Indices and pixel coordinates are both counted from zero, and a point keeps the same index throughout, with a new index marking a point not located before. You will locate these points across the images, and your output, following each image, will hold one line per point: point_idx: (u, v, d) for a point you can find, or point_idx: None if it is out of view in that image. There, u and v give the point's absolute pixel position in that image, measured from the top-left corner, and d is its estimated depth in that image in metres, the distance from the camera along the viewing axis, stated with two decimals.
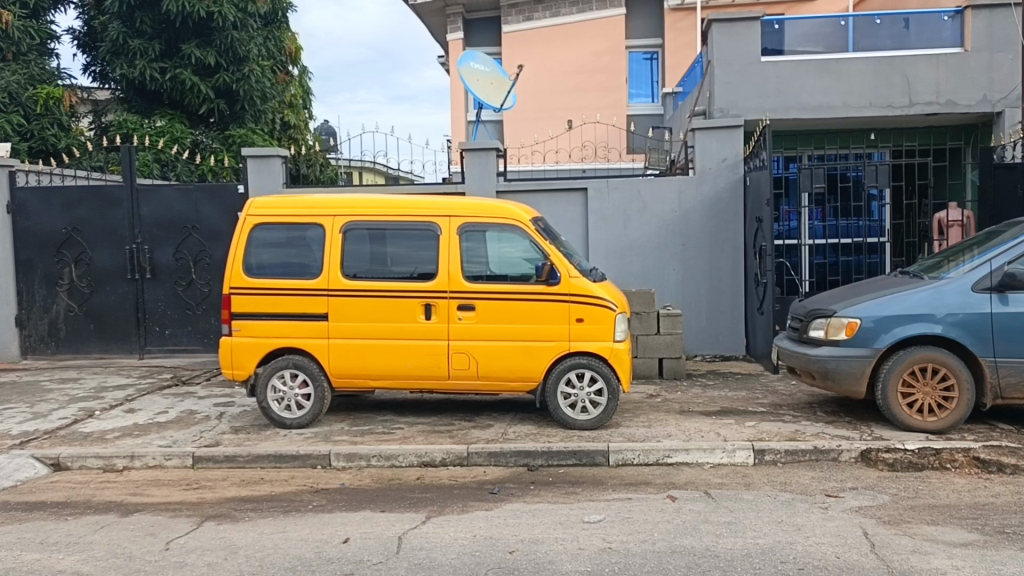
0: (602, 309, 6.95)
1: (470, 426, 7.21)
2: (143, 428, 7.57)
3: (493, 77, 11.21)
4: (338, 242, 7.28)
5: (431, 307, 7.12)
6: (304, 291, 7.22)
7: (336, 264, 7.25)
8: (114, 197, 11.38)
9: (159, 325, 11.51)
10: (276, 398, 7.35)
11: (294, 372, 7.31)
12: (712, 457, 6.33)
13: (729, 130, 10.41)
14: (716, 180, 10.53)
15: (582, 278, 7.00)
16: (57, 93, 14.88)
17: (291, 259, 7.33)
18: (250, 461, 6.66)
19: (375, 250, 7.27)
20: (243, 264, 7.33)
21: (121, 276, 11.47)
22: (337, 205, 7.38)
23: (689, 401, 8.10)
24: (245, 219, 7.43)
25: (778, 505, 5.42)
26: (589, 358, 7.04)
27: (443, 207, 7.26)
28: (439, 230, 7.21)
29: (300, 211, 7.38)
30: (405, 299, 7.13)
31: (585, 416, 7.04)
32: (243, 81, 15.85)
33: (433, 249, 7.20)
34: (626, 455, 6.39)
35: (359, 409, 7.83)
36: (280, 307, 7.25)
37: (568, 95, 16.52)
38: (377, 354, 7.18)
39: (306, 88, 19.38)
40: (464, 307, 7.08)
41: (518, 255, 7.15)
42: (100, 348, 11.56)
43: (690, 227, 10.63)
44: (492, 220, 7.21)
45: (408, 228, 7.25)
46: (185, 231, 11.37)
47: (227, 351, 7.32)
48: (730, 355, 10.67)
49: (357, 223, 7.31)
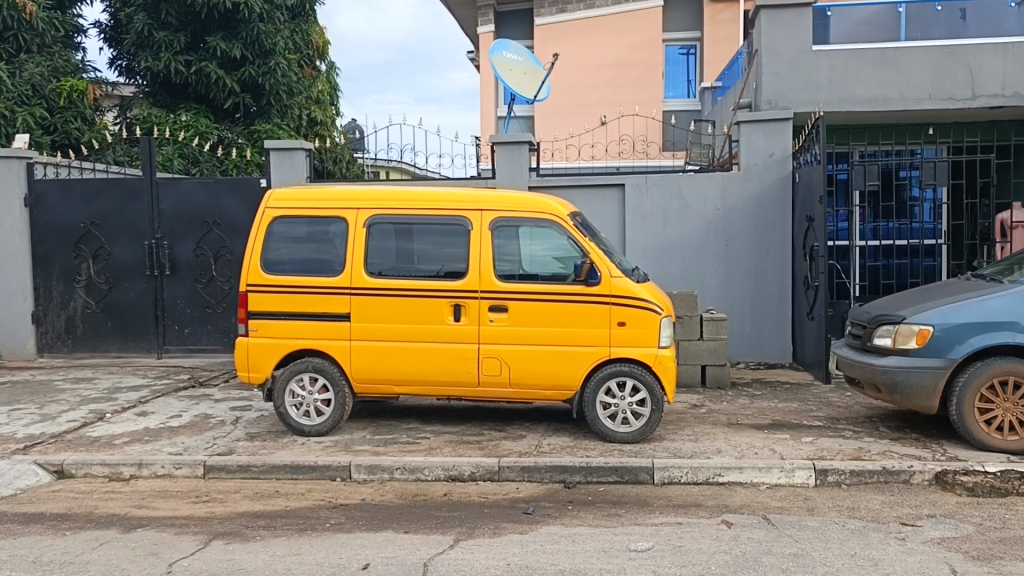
0: (645, 312, 6.39)
1: (501, 437, 6.68)
2: (154, 433, 7.13)
3: (526, 67, 10.66)
4: (361, 237, 6.79)
5: (460, 308, 6.61)
6: (325, 290, 6.76)
7: (359, 260, 6.76)
8: (133, 189, 11.01)
9: (178, 324, 11.11)
10: (294, 404, 6.88)
11: (313, 375, 6.83)
12: (768, 477, 5.76)
13: (778, 123, 9.81)
14: (762, 176, 9.92)
15: (624, 277, 6.45)
16: (81, 85, 14.57)
17: (312, 255, 6.85)
18: (264, 471, 6.18)
19: (401, 246, 6.77)
20: (261, 260, 6.88)
21: (140, 272, 11.09)
22: (360, 198, 6.89)
23: (737, 412, 7.50)
24: (264, 212, 6.97)
25: (848, 534, 4.83)
26: (631, 365, 6.48)
27: (474, 200, 6.74)
28: (470, 225, 6.69)
29: (321, 203, 6.90)
30: (432, 299, 6.63)
31: (626, 428, 6.47)
32: (269, 75, 15.45)
33: (463, 246, 6.69)
34: (673, 473, 5.83)
35: (382, 416, 7.34)
36: (299, 306, 6.78)
37: (602, 90, 15.99)
38: (402, 358, 6.68)
39: (334, 85, 19.00)
40: (496, 308, 6.56)
41: (554, 253, 6.62)
42: (118, 346, 11.19)
43: (734, 226, 10.03)
44: (526, 215, 6.67)
45: (436, 223, 6.74)
46: (205, 226, 10.96)
47: (243, 352, 6.86)
48: (775, 363, 10.05)
49: (381, 217, 6.81)
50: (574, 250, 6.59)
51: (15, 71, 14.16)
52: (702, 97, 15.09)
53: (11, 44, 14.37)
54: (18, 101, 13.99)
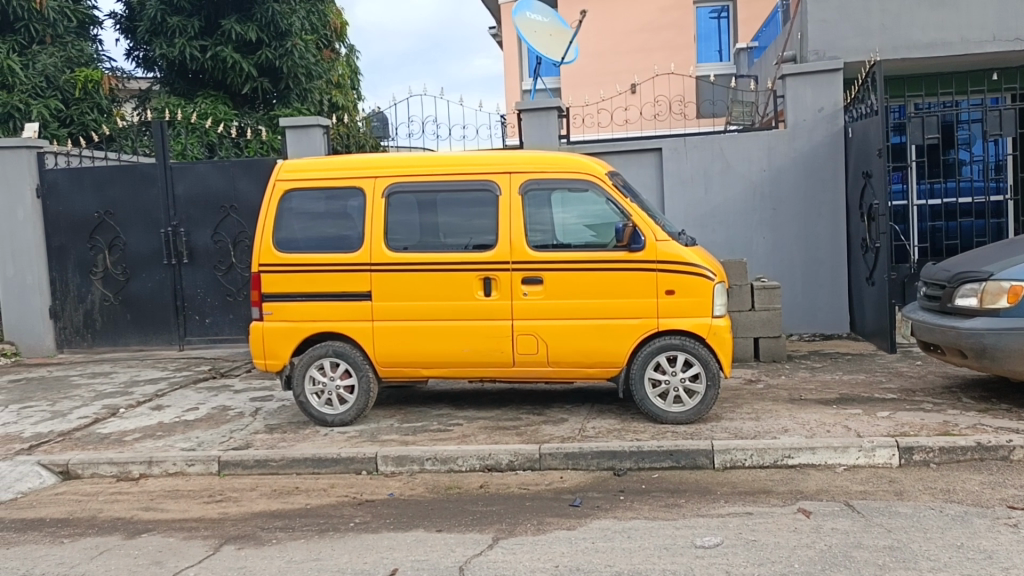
0: (697, 278, 5.73)
1: (540, 422, 6.09)
2: (168, 428, 6.64)
3: (552, 28, 9.99)
4: (380, 209, 6.21)
5: (491, 282, 6.01)
6: (343, 268, 6.20)
7: (379, 234, 6.19)
8: (147, 175, 10.55)
9: (199, 314, 10.65)
10: (314, 392, 6.33)
11: (334, 360, 6.27)
12: (845, 458, 5.12)
13: (828, 75, 9.07)
14: (812, 133, 9.19)
15: (671, 242, 5.79)
16: (96, 75, 13.78)
17: (328, 231, 6.30)
18: (283, 466, 5.65)
19: (425, 217, 6.18)
20: (274, 238, 6.33)
21: (158, 262, 10.65)
22: (377, 165, 6.29)
23: (799, 387, 6.83)
24: (275, 186, 6.41)
25: (948, 521, 4.17)
26: (683, 337, 5.82)
27: (501, 162, 6.11)
28: (499, 190, 6.07)
29: (335, 173, 6.32)
30: (460, 273, 6.04)
31: (678, 408, 5.81)
32: (287, 57, 14.87)
33: (492, 213, 6.08)
34: (736, 456, 5.20)
35: (410, 402, 6.77)
36: (317, 286, 6.23)
37: (629, 56, 15.29)
38: (429, 339, 6.10)
39: (354, 68, 18.45)
40: (530, 281, 5.94)
41: (592, 219, 5.98)
42: (138, 339, 10.78)
43: (782, 188, 9.31)
44: (559, 176, 6.03)
45: (460, 189, 6.13)
46: (222, 211, 10.47)
47: (258, 339, 6.32)
48: (831, 334, 9.33)
49: (401, 185, 6.22)
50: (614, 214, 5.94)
51: (28, 63, 13.49)
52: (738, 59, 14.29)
53: (22, 35, 13.67)
54: (32, 94, 13.40)
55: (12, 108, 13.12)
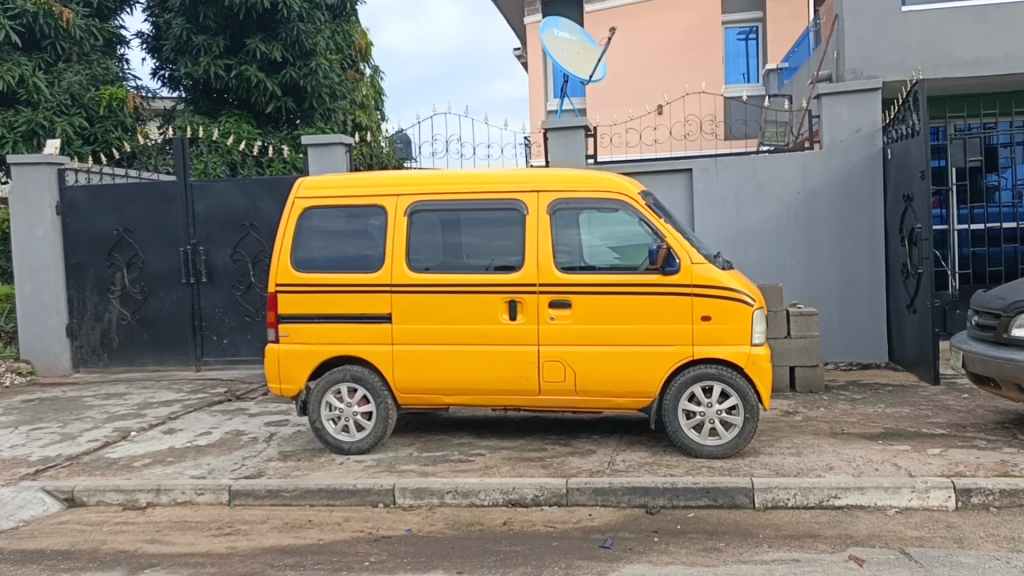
0: (734, 304, 5.42)
1: (567, 453, 5.77)
2: (179, 453, 6.40)
3: (580, 46, 9.77)
4: (402, 227, 5.96)
5: (516, 305, 5.72)
6: (362, 288, 5.95)
7: (401, 254, 5.94)
8: (167, 193, 10.41)
9: (217, 334, 10.45)
10: (331, 418, 6.06)
11: (351, 386, 6.00)
12: (897, 500, 4.77)
13: (865, 93, 8.75)
14: (848, 153, 8.86)
15: (707, 264, 5.49)
16: (121, 93, 13.59)
17: (347, 250, 6.06)
18: (297, 497, 5.37)
19: (448, 236, 5.93)
20: (291, 257, 6.10)
21: (176, 281, 10.48)
22: (399, 182, 6.05)
23: (840, 420, 6.47)
24: (293, 203, 6.19)
25: (1016, 573, 3.81)
26: (719, 366, 5.50)
27: (528, 180, 5.84)
28: (525, 209, 5.80)
29: (356, 190, 6.09)
30: (483, 295, 5.76)
31: (714, 441, 5.47)
32: (311, 76, 14.65)
33: (518, 233, 5.81)
34: (778, 495, 4.85)
35: (430, 430, 6.48)
36: (335, 308, 5.99)
37: (657, 76, 15.05)
38: (451, 364, 5.81)
39: (378, 88, 18.35)
40: (558, 304, 5.66)
41: (622, 240, 5.69)
42: (154, 359, 10.60)
43: (817, 211, 8.98)
44: (589, 195, 5.75)
45: (485, 208, 5.86)
46: (242, 230, 10.30)
47: (273, 362, 6.07)
48: (870, 363, 8.95)
49: (424, 204, 5.97)
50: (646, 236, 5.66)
51: (54, 81, 13.33)
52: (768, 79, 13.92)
53: (49, 53, 13.47)
54: (56, 112, 13.21)
55: (36, 125, 12.96)
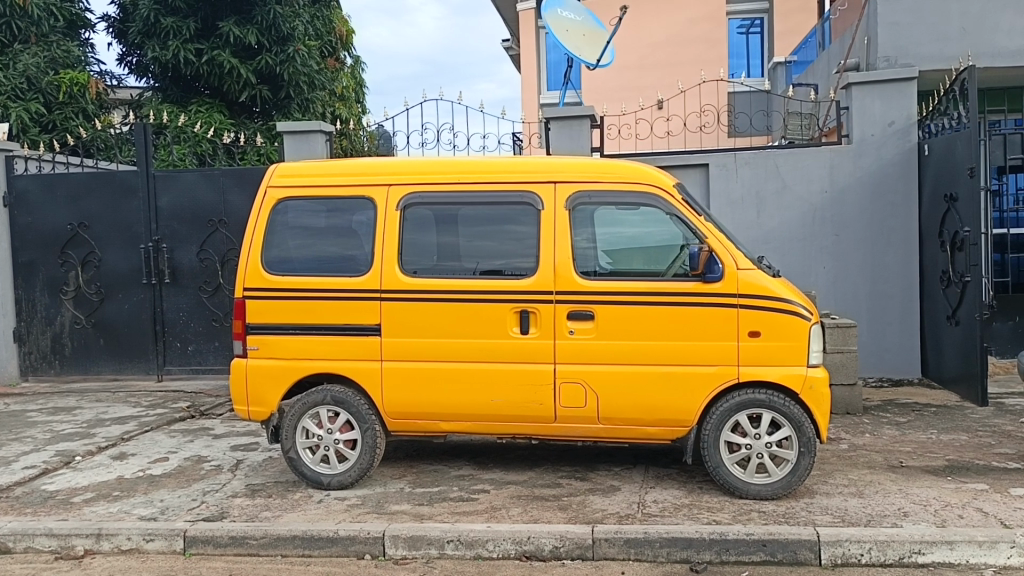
0: (789, 318, 4.59)
1: (586, 491, 4.91)
2: (129, 485, 5.47)
3: (585, 28, 8.93)
4: (393, 223, 5.07)
5: (529, 316, 4.86)
6: (346, 295, 5.07)
7: (392, 255, 5.05)
8: (127, 184, 9.42)
9: (181, 341, 9.49)
10: (308, 446, 5.16)
11: (333, 410, 5.10)
12: (992, 557, 3.95)
13: (900, 85, 8.05)
14: (880, 150, 8.15)
15: (756, 270, 4.65)
16: (82, 77, 12.47)
17: (330, 249, 5.18)
18: (266, 546, 4.47)
19: (448, 235, 5.05)
20: (264, 257, 5.21)
21: (136, 281, 9.52)
22: (391, 170, 5.15)
23: (892, 449, 5.68)
24: (266, 194, 5.28)
25: None
26: (770, 392, 4.65)
27: (542, 170, 4.96)
28: (527, 205, 4.95)
29: (340, 179, 5.19)
30: (491, 304, 4.89)
31: (761, 479, 4.64)
32: (288, 63, 13.59)
33: (530, 231, 4.93)
34: (849, 551, 4.02)
35: (423, 459, 5.59)
36: (313, 318, 5.10)
37: (658, 69, 14.27)
38: (451, 385, 4.94)
39: (359, 80, 17.40)
40: (579, 316, 4.80)
41: (647, 241, 4.84)
42: (112, 368, 9.63)
43: (845, 212, 8.26)
44: (615, 188, 4.88)
45: (491, 201, 4.98)
46: (210, 225, 9.33)
47: (241, 379, 5.18)
48: (901, 379, 8.23)
49: (419, 196, 5.07)
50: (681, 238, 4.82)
51: (8, 63, 12.16)
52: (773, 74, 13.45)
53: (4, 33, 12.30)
54: (11, 96, 11.98)
55: None
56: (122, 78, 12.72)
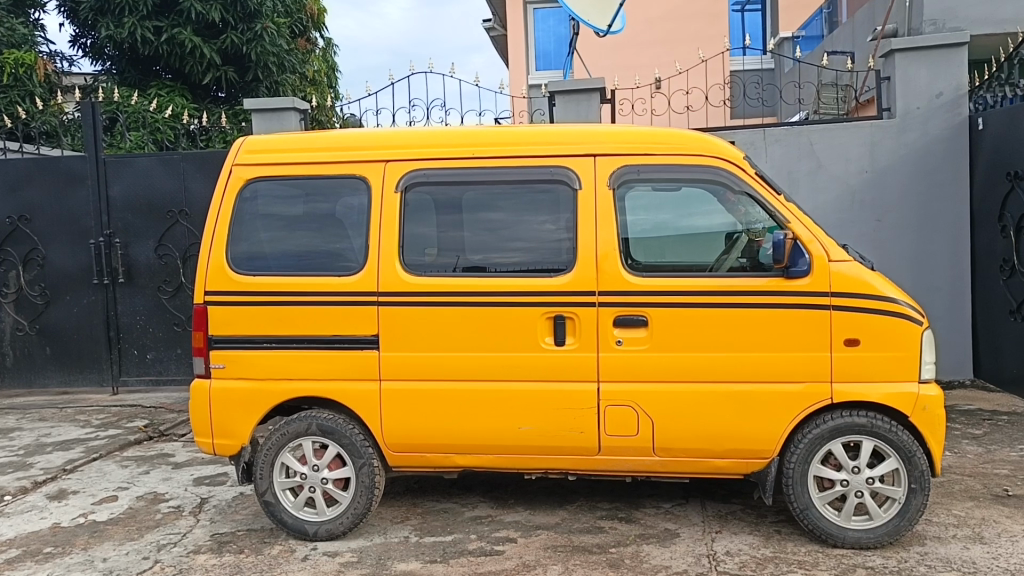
0: (896, 322, 3.66)
1: (638, 540, 3.96)
2: (66, 535, 4.42)
3: None
4: (392, 210, 4.07)
5: (565, 323, 3.89)
6: (333, 300, 4.06)
7: (392, 248, 4.05)
8: (73, 171, 8.28)
9: (138, 348, 8.39)
10: (288, 488, 4.15)
11: (319, 442, 4.11)
12: None
13: (949, 51, 7.15)
14: (927, 124, 7.27)
15: (852, 263, 3.71)
16: (29, 58, 11.17)
17: (314, 243, 4.18)
18: None
19: (454, 224, 4.07)
20: (230, 253, 4.19)
21: (86, 281, 8.39)
22: (386, 142, 4.13)
23: (985, 473, 4.79)
24: (231, 174, 4.25)
25: None
26: (871, 415, 3.72)
27: (578, 140, 3.96)
28: (510, 184, 4.00)
29: (324, 154, 4.18)
30: (518, 309, 3.91)
31: (861, 522, 3.73)
32: (255, 42, 12.33)
33: (564, 216, 3.96)
34: None
35: (429, 497, 4.60)
36: (293, 329, 4.10)
37: (653, 47, 13.35)
38: (468, 410, 3.96)
39: (331, 63, 16.27)
40: (627, 322, 3.84)
41: (693, 227, 3.91)
42: (60, 380, 8.52)
43: (887, 194, 7.38)
44: (673, 162, 3.90)
45: (511, 180, 3.99)
46: (170, 217, 8.23)
47: (203, 405, 4.16)
48: (951, 380, 7.39)
49: (426, 173, 4.06)
50: (734, 222, 3.89)
51: None
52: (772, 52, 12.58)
53: None
54: None
55: None
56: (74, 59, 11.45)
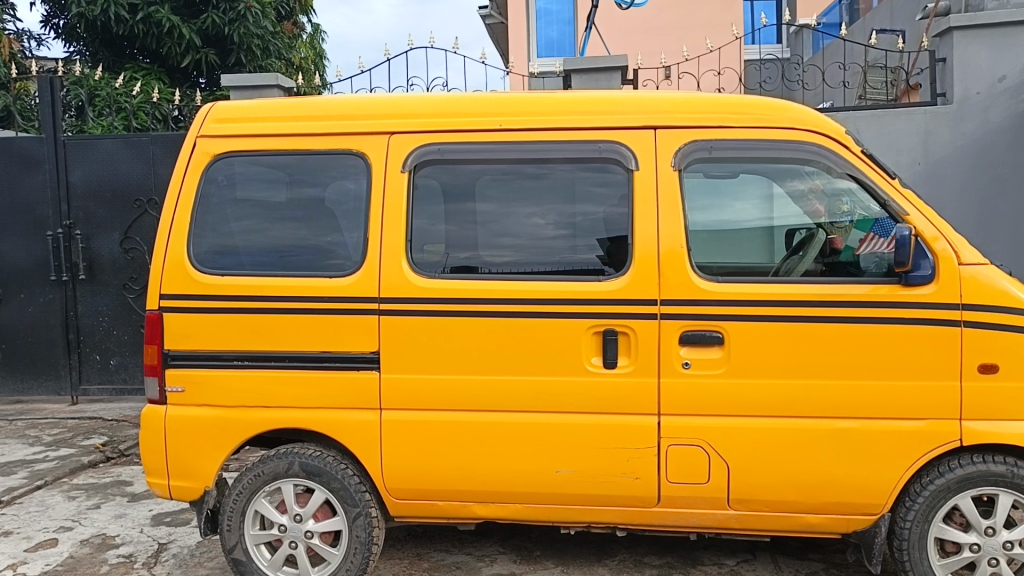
0: None
1: None
2: None
3: None
4: (397, 195, 3.24)
5: (617, 340, 3.07)
6: (319, 308, 3.22)
7: (398, 242, 3.22)
8: (29, 154, 7.39)
9: (101, 353, 7.50)
10: (264, 542, 3.31)
11: (303, 485, 3.27)
12: None
13: (1014, 30, 6.37)
14: (988, 112, 6.49)
15: (989, 267, 2.90)
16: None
17: (299, 235, 3.35)
18: None
19: (467, 215, 3.27)
20: (192, 248, 3.35)
21: (42, 277, 7.49)
22: (390, 109, 3.29)
23: None
24: (195, 149, 3.40)
25: None
26: (1009, 463, 2.92)
27: (634, 109, 3.14)
28: (543, 164, 3.18)
29: (313, 125, 3.33)
30: (557, 322, 3.08)
31: None
32: (238, 23, 10.28)
33: (619, 206, 3.15)
34: None
35: (437, 548, 3.78)
36: (270, 343, 3.25)
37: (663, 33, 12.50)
38: (493, 448, 3.13)
39: (319, 50, 15.31)
40: (698, 339, 3.03)
41: (739, 221, 3.19)
42: (12, 388, 7.62)
43: (943, 190, 6.61)
44: (756, 137, 3.08)
45: (546, 159, 3.17)
46: (137, 208, 7.35)
47: (156, 437, 3.31)
48: None
49: (442, 148, 3.22)
50: (770, 217, 3.24)
51: None
52: (788, 40, 11.63)
53: None
54: None
55: None
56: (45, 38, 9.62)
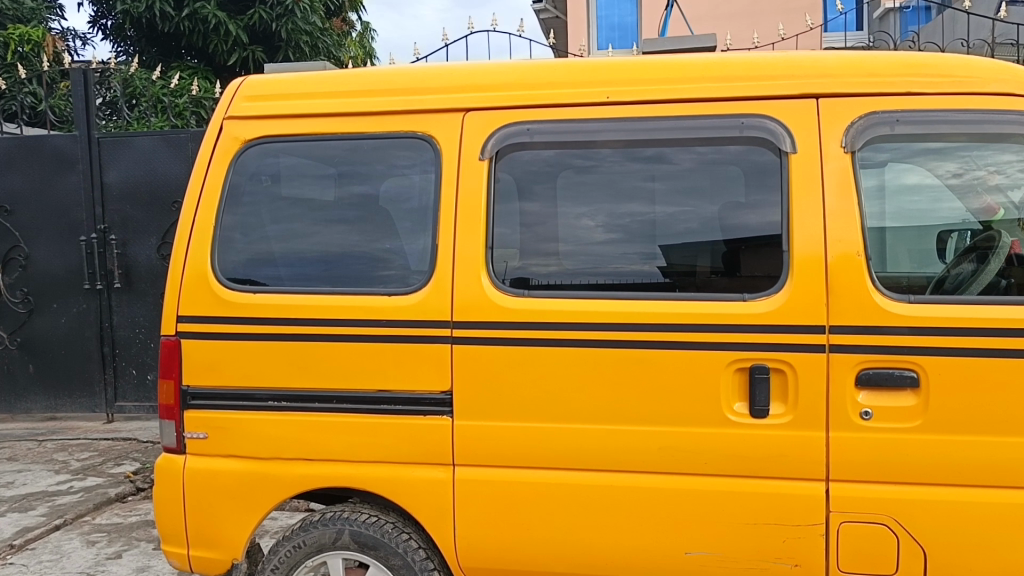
0: None
1: None
2: None
3: None
4: (474, 190, 2.51)
5: (770, 380, 2.29)
6: (370, 335, 2.51)
7: (474, 250, 2.49)
8: (63, 154, 6.87)
9: (137, 368, 6.95)
10: None
11: (354, 559, 2.56)
12: None
13: None
14: None
15: None
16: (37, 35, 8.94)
17: (353, 242, 2.65)
18: None
19: (529, 219, 2.55)
20: (218, 259, 2.68)
21: (77, 287, 6.96)
22: (466, 79, 2.56)
23: None
24: (221, 134, 2.73)
25: None
26: None
27: (790, 72, 2.37)
28: (660, 147, 2.43)
29: (371, 100, 2.62)
30: (684, 355, 2.32)
31: None
32: (286, 18, 9.63)
33: (770, 200, 2.38)
34: None
35: None
36: (308, 379, 2.56)
37: None
38: (601, 521, 2.38)
39: (368, 49, 14.74)
40: (883, 379, 2.24)
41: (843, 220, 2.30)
42: (45, 405, 7.09)
43: None
44: (965, 105, 2.29)
45: (665, 140, 2.42)
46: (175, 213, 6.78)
47: (172, 495, 2.64)
48: None
49: (533, 128, 2.49)
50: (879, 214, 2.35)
51: None
52: (871, 25, 10.60)
53: None
54: None
55: None
56: (89, 35, 9.03)
